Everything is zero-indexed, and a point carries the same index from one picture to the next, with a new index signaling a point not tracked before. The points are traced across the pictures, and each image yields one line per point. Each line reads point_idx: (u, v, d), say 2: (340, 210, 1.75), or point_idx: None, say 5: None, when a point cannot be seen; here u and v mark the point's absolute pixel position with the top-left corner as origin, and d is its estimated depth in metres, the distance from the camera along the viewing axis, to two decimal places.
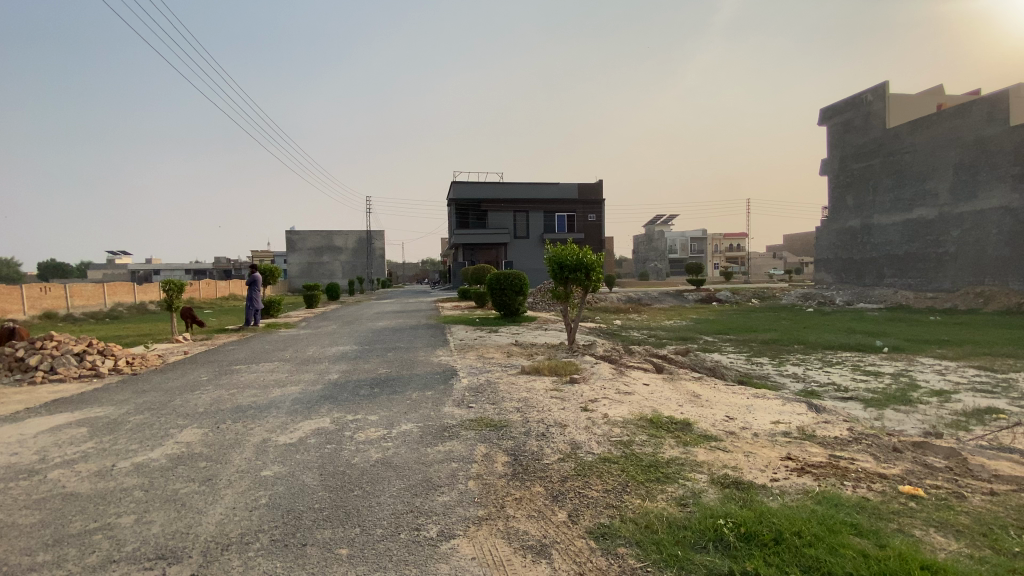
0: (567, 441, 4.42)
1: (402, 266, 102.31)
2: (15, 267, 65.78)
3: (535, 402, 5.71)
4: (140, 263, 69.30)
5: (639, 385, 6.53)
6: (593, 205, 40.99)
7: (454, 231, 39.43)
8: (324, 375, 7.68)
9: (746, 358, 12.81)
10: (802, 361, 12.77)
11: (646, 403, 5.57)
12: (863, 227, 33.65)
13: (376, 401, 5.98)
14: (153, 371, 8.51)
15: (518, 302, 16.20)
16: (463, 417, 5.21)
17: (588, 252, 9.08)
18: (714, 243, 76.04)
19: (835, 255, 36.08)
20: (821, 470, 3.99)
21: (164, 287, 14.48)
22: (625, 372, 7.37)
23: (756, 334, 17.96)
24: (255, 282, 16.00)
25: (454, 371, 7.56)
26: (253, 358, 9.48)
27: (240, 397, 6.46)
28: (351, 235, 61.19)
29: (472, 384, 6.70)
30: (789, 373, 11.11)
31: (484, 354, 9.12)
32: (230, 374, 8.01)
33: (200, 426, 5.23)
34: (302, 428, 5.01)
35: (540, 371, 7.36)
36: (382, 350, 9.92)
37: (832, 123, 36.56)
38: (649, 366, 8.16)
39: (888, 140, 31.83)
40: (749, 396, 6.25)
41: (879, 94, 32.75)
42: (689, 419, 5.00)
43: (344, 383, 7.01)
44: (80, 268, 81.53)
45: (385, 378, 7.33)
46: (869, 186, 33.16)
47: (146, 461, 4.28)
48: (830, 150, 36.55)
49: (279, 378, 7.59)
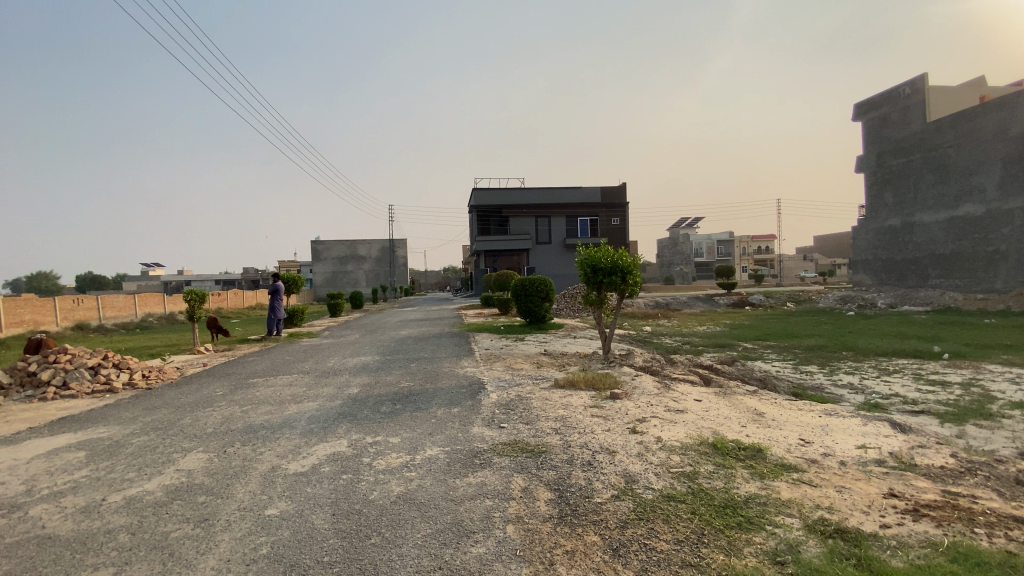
0: (619, 473, 3.78)
1: (425, 274, 102.88)
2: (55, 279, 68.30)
3: (575, 422, 5.06)
4: (173, 277, 71.31)
5: (691, 402, 5.82)
6: (617, 209, 40.19)
7: (476, 238, 39.08)
8: (343, 389, 7.18)
9: (794, 368, 11.85)
10: (855, 370, 11.76)
11: (703, 424, 4.86)
12: (904, 225, 31.99)
13: (398, 420, 5.40)
14: (168, 385, 8.16)
15: (545, 308, 15.58)
16: (495, 440, 4.59)
17: (624, 254, 8.41)
18: (741, 246, 74.26)
19: (874, 255, 34.36)
20: (937, 513, 3.25)
21: (186, 297, 14.30)
22: (672, 386, 6.64)
23: (799, 340, 16.87)
24: (277, 290, 15.72)
25: (482, 385, 6.96)
26: (271, 371, 9.04)
27: (252, 415, 5.96)
28: (374, 243, 61.53)
29: (502, 400, 6.08)
30: (845, 384, 10.15)
31: (513, 366, 8.48)
32: (245, 388, 7.57)
33: (205, 450, 4.73)
34: (317, 453, 4.45)
35: (575, 385, 6.69)
36: (404, 361, 9.38)
37: (867, 118, 35.03)
38: (697, 379, 7.38)
39: (928, 134, 30.27)
40: (820, 415, 5.47)
41: (917, 86, 31.26)
42: (758, 446, 4.31)
43: (363, 398, 6.47)
44: (117, 281, 84.49)
45: (407, 392, 6.77)
46: (910, 183, 31.53)
47: (140, 495, 3.77)
48: (867, 146, 34.96)
49: (296, 392, 7.09)
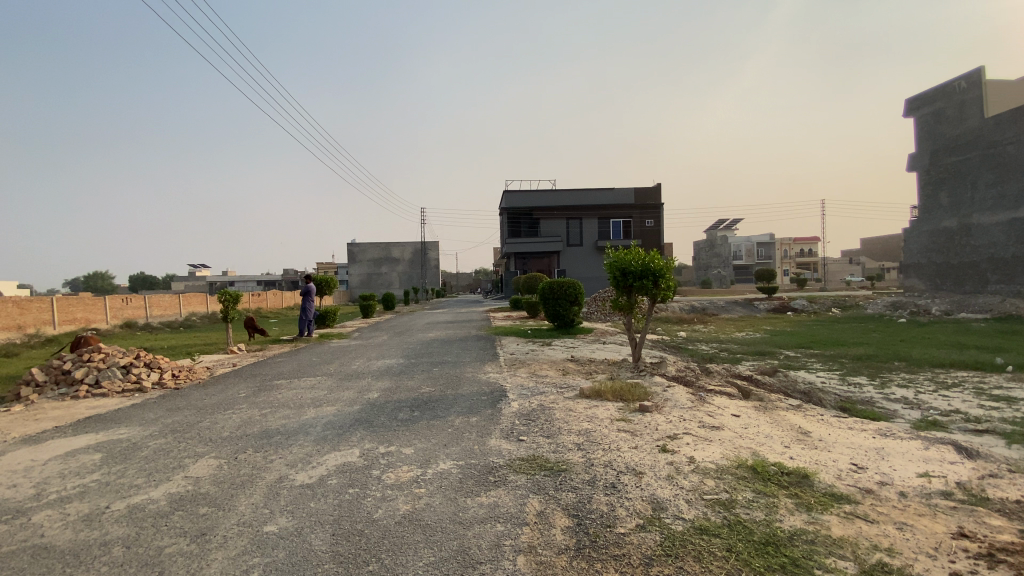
0: (646, 499, 3.43)
1: (458, 276, 103.60)
2: (110, 280, 72.11)
3: (600, 437, 4.73)
4: (217, 279, 74.51)
5: (728, 417, 5.38)
6: (650, 211, 39.31)
7: (507, 240, 38.92)
8: (363, 393, 7.02)
9: (840, 379, 11.09)
10: (908, 383, 10.89)
11: (742, 445, 4.44)
12: (961, 227, 30.01)
13: (413, 429, 5.19)
14: (195, 386, 8.23)
15: (574, 312, 15.20)
16: (512, 455, 4.31)
17: (656, 257, 8.00)
18: (782, 249, 71.72)
19: (928, 259, 32.34)
20: (1021, 561, 2.79)
21: (220, 297, 14.57)
22: (706, 399, 6.21)
23: (846, 349, 15.92)
24: (308, 292, 15.89)
25: (504, 393, 6.68)
26: (296, 372, 9.03)
27: (270, 418, 5.87)
28: (407, 246, 62.22)
29: (524, 409, 5.80)
30: (897, 398, 9.39)
31: (537, 372, 8.18)
32: (268, 390, 7.53)
33: (217, 456, 4.62)
34: (327, 463, 4.26)
35: (602, 395, 6.33)
36: (428, 365, 9.20)
37: (919, 113, 33.09)
38: (734, 391, 6.88)
39: (987, 131, 28.35)
40: (876, 436, 4.94)
41: (974, 80, 29.34)
42: (804, 472, 3.88)
43: (382, 404, 6.29)
44: (166, 281, 88.56)
45: (427, 398, 6.56)
46: (967, 182, 29.56)
47: (146, 502, 3.67)
48: (919, 144, 33.02)
49: (316, 396, 6.98)
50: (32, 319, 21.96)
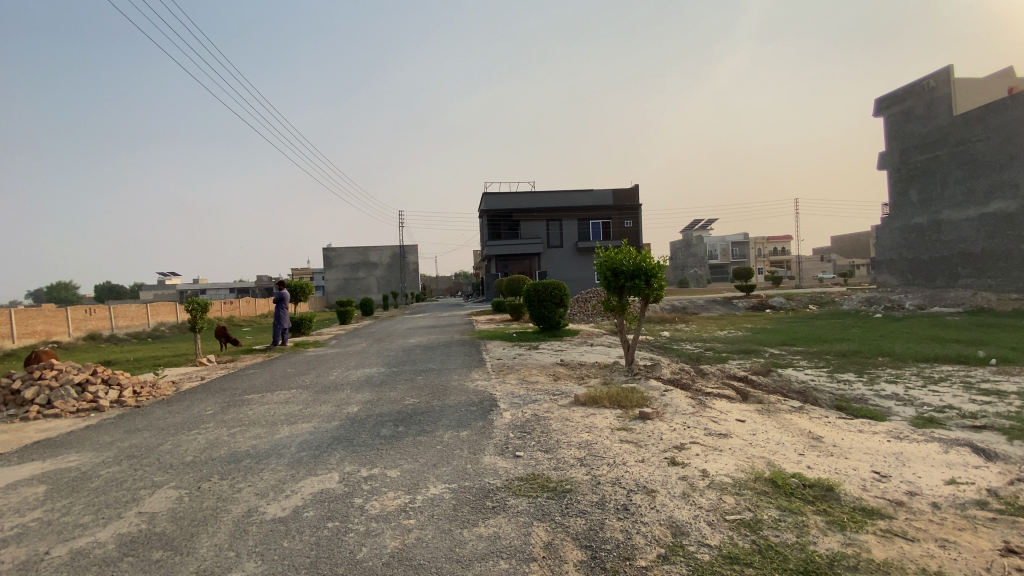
0: (664, 522, 3.09)
1: (436, 279, 102.66)
2: (73, 290, 69.37)
3: (603, 450, 4.38)
4: (189, 287, 72.43)
5: (734, 423, 5.09)
6: (629, 211, 39.39)
7: (487, 243, 38.51)
8: (342, 407, 6.53)
9: (830, 376, 10.99)
10: (897, 378, 10.86)
11: (755, 457, 4.14)
12: (931, 223, 30.76)
13: (399, 446, 4.75)
14: (158, 403, 7.60)
15: (559, 314, 14.88)
16: (511, 475, 3.93)
17: (648, 256, 7.69)
18: (757, 247, 73.10)
19: (899, 255, 33.07)
20: None
21: (188, 306, 13.79)
22: (707, 403, 5.92)
23: (830, 345, 15.96)
24: (282, 299, 15.21)
25: (494, 402, 6.30)
26: (269, 385, 8.46)
27: (239, 439, 5.34)
28: (385, 250, 61.27)
29: (517, 420, 5.41)
30: (890, 395, 9.31)
31: (527, 378, 7.80)
32: (238, 406, 6.97)
33: (177, 486, 4.12)
34: (302, 492, 3.80)
35: (598, 402, 5.99)
36: (410, 374, 8.74)
37: (889, 113, 33.86)
38: (733, 394, 6.61)
39: (955, 128, 29.12)
40: (889, 440, 4.70)
41: (942, 79, 30.12)
42: (825, 484, 3.61)
43: (363, 419, 5.83)
44: (134, 290, 85.91)
45: (412, 410, 6.12)
46: (936, 179, 30.33)
47: (91, 545, 3.16)
48: (890, 142, 33.77)
49: (291, 411, 6.48)
50: None
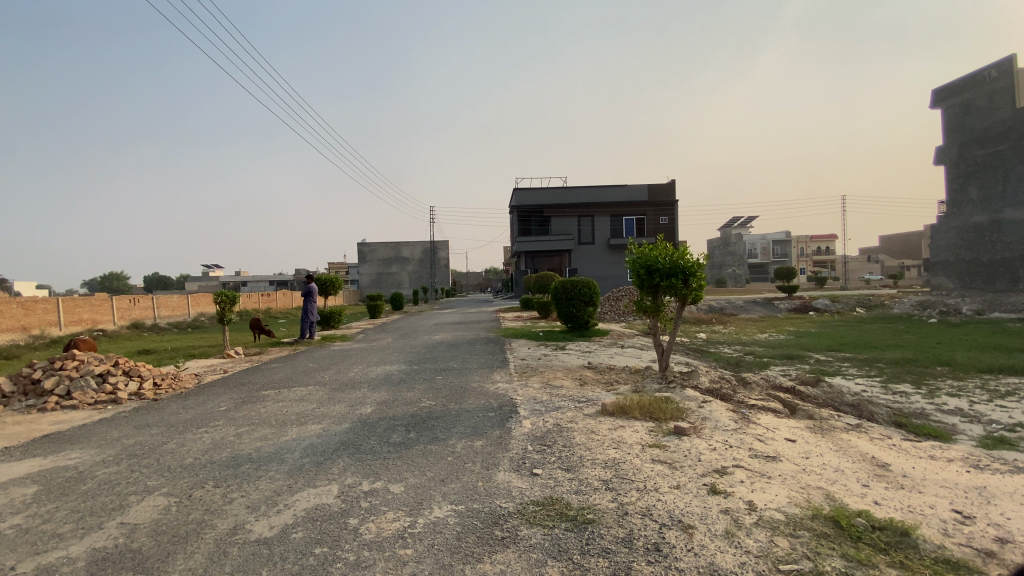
0: (703, 571, 2.58)
1: (468, 275, 102.83)
2: (124, 281, 72.63)
3: (633, 472, 3.88)
4: (231, 281, 74.84)
5: (783, 444, 4.49)
6: (664, 207, 38.18)
7: (517, 239, 38.10)
8: (355, 408, 6.21)
9: (883, 387, 10.08)
10: (959, 391, 9.85)
11: (811, 490, 3.57)
12: (992, 223, 28.58)
13: (407, 456, 4.38)
14: (176, 397, 7.50)
15: (588, 313, 14.31)
16: (527, 497, 3.48)
17: (685, 253, 7.09)
18: (798, 246, 70.32)
19: (956, 257, 30.89)
20: None
21: (216, 299, 13.84)
22: (751, 418, 5.33)
23: (881, 352, 14.83)
24: (309, 293, 15.16)
25: (515, 408, 5.86)
26: (287, 381, 8.26)
27: (245, 440, 5.08)
28: (417, 245, 61.63)
29: (538, 430, 4.97)
30: (953, 410, 8.40)
31: (552, 382, 7.31)
32: (252, 403, 6.76)
33: (168, 494, 3.84)
34: (295, 507, 3.44)
35: (628, 412, 5.47)
36: (430, 373, 8.41)
37: (947, 104, 31.62)
38: (779, 408, 5.96)
39: (1020, 122, 26.90)
40: (971, 472, 4.02)
41: (1004, 69, 27.84)
42: (901, 526, 3.01)
43: (375, 422, 5.47)
44: (181, 281, 89.59)
45: (427, 414, 5.73)
46: (999, 175, 28.11)
47: (58, 562, 2.86)
48: (947, 136, 31.55)
49: (303, 410, 6.21)
50: (37, 321, 21.57)
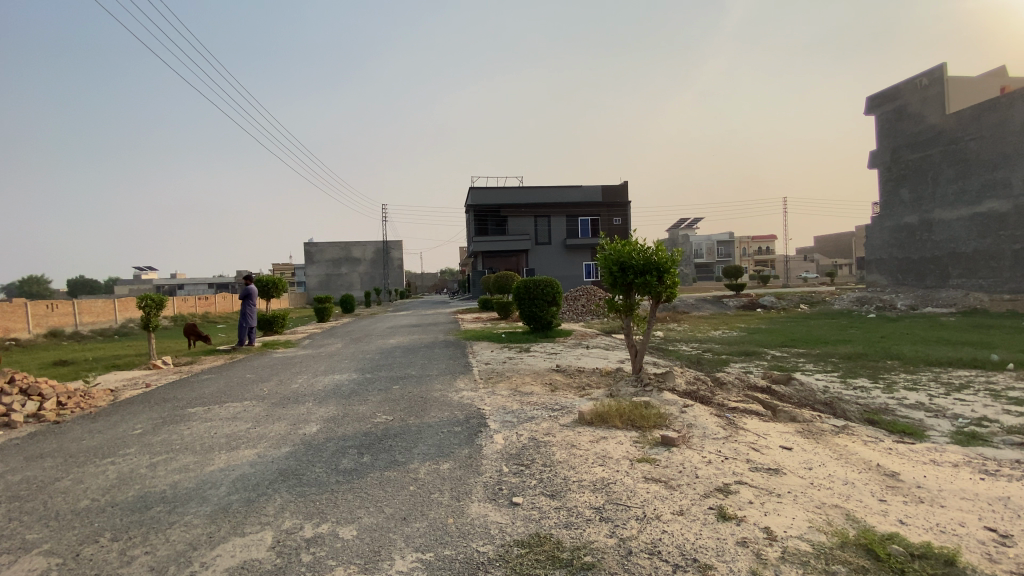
0: None
1: (421, 276, 100.82)
2: (42, 284, 66.52)
3: (628, 496, 3.35)
4: (166, 284, 69.91)
5: (781, 455, 4.10)
6: (618, 207, 38.51)
7: (473, 239, 37.39)
8: (298, 426, 5.39)
9: (845, 383, 10.13)
10: (915, 385, 10.03)
11: (826, 510, 3.17)
12: (922, 223, 30.45)
13: (359, 487, 3.68)
14: (85, 418, 6.40)
15: (550, 313, 13.86)
16: (512, 538, 2.87)
17: (659, 249, 6.70)
18: (742, 247, 73.51)
19: (889, 255, 32.76)
20: None
21: (140, 303, 12.35)
22: (739, 423, 4.95)
23: (834, 347, 15.20)
24: (249, 295, 13.90)
25: (483, 420, 5.23)
26: (219, 395, 7.25)
27: (160, 472, 4.20)
28: (369, 245, 59.77)
29: (511, 447, 4.37)
30: (916, 405, 8.46)
31: (520, 388, 6.73)
32: (175, 423, 5.79)
33: (48, 553, 2.98)
34: (216, 567, 2.69)
35: (608, 421, 4.97)
36: (386, 381, 7.65)
37: (882, 110, 33.46)
38: (761, 410, 5.65)
39: (948, 127, 28.80)
40: (978, 479, 3.76)
41: (934, 77, 29.78)
42: (939, 553, 2.64)
43: (321, 443, 4.72)
44: (108, 284, 83.15)
45: (382, 431, 5.02)
46: (928, 178, 29.98)
47: None
48: (881, 141, 33.41)
49: (236, 430, 5.35)
50: None
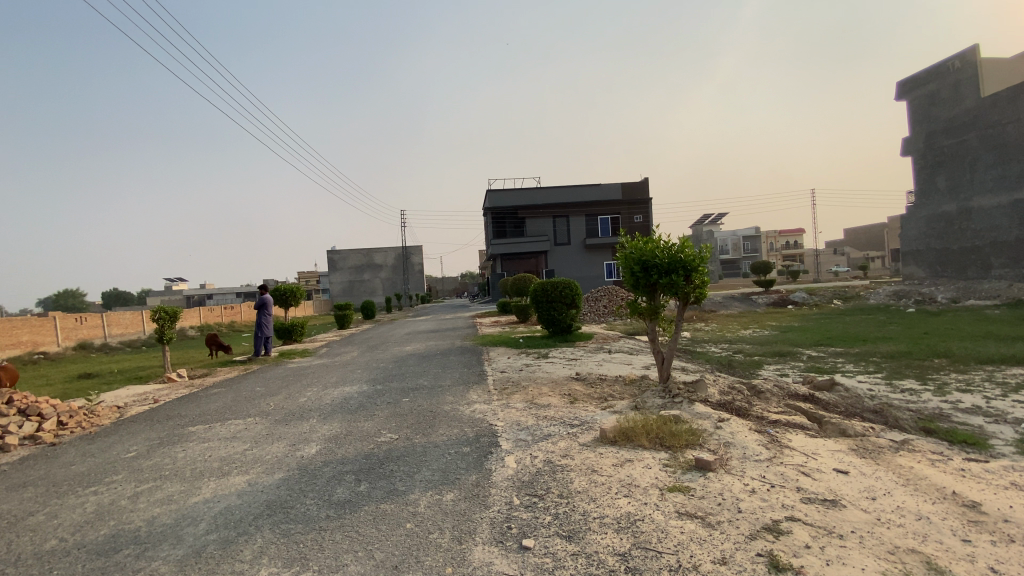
0: None
1: (443, 280, 101.16)
2: (80, 298, 68.95)
3: (660, 539, 2.83)
4: (195, 296, 71.57)
5: (838, 481, 3.51)
6: (638, 205, 37.68)
7: (491, 242, 37.03)
8: (296, 447, 5.01)
9: (890, 386, 9.34)
10: (968, 386, 9.18)
11: (899, 555, 2.61)
12: (961, 211, 28.87)
13: (348, 525, 3.24)
14: (83, 439, 6.16)
15: (570, 316, 13.33)
16: None
17: (686, 245, 6.16)
18: (768, 242, 71.64)
19: (927, 246, 31.20)
20: None
21: (154, 316, 12.24)
22: (782, 442, 4.37)
23: (873, 345, 14.28)
24: (263, 305, 13.71)
25: (495, 439, 4.76)
26: (224, 412, 6.96)
27: (141, 505, 3.85)
28: (390, 251, 60.09)
29: (523, 473, 3.90)
30: (973, 408, 7.65)
31: (536, 400, 6.24)
32: (171, 445, 5.47)
33: None
34: None
35: (633, 440, 4.46)
36: (396, 394, 7.26)
37: (914, 96, 31.93)
38: (806, 423, 5.04)
39: (985, 110, 27.14)
40: None
41: (969, 59, 28.24)
42: None
43: (317, 468, 4.32)
44: (142, 295, 85.78)
45: (386, 454, 4.60)
46: (966, 164, 28.40)
47: None
48: (914, 127, 31.88)
49: (232, 453, 5.00)
50: None
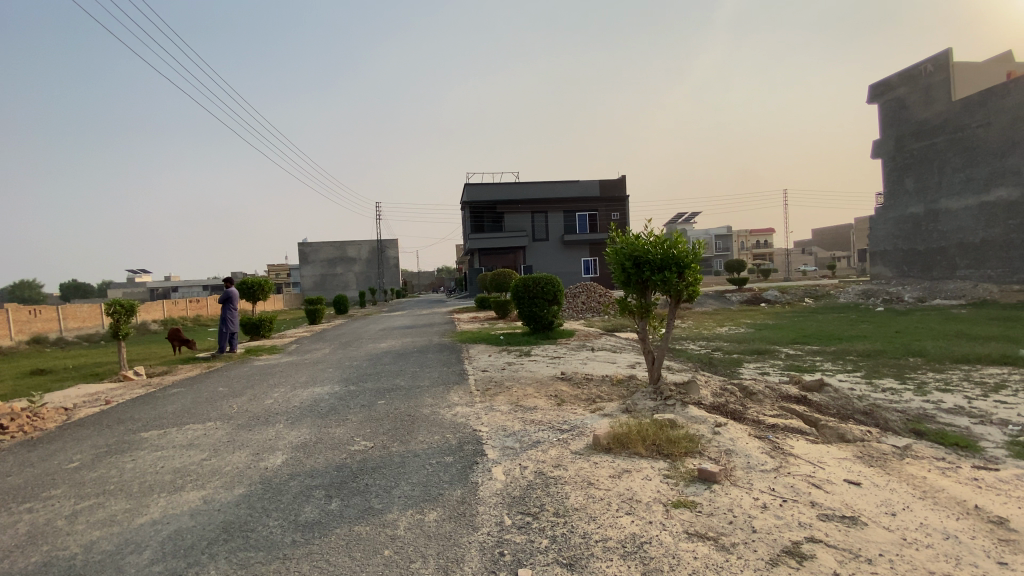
0: None
1: (418, 275, 100.00)
2: (34, 289, 65.54)
3: (673, 567, 2.52)
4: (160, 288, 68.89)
5: (853, 494, 3.27)
6: (617, 202, 37.69)
7: (469, 236, 36.50)
8: (260, 457, 4.56)
9: (873, 385, 9.31)
10: (948, 385, 9.21)
11: None
12: (927, 213, 29.70)
13: (317, 553, 2.83)
14: (21, 445, 5.55)
15: (551, 313, 13.04)
16: None
17: (679, 241, 5.91)
18: (739, 240, 73.01)
19: (894, 246, 32.05)
20: None
21: (109, 309, 11.42)
22: (786, 449, 4.13)
23: (849, 344, 14.40)
24: (230, 299, 12.98)
25: (479, 447, 4.40)
26: (182, 415, 6.41)
27: (76, 528, 3.36)
28: (364, 244, 58.89)
29: (513, 488, 3.54)
30: (957, 409, 7.62)
31: (522, 402, 5.90)
32: (120, 454, 4.94)
33: None
34: None
35: (629, 448, 4.15)
36: (371, 395, 6.82)
37: (885, 99, 32.66)
38: (805, 428, 4.82)
39: (954, 115, 27.95)
40: None
41: (940, 64, 28.95)
42: None
43: (283, 482, 3.89)
44: (102, 288, 82.19)
45: (360, 465, 4.19)
46: (934, 167, 29.19)
47: None
48: (885, 130, 32.64)
49: (186, 464, 4.50)
50: None
